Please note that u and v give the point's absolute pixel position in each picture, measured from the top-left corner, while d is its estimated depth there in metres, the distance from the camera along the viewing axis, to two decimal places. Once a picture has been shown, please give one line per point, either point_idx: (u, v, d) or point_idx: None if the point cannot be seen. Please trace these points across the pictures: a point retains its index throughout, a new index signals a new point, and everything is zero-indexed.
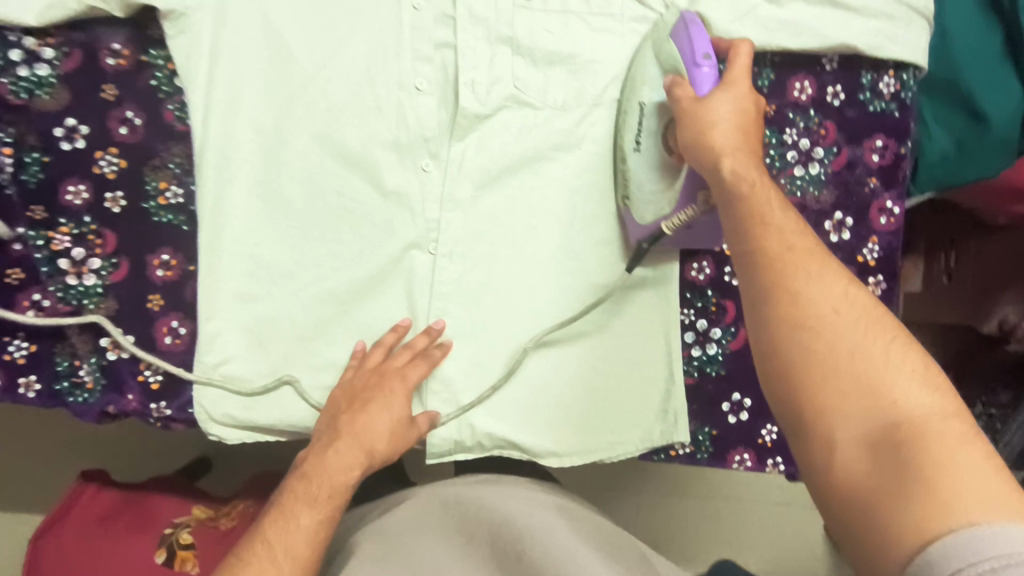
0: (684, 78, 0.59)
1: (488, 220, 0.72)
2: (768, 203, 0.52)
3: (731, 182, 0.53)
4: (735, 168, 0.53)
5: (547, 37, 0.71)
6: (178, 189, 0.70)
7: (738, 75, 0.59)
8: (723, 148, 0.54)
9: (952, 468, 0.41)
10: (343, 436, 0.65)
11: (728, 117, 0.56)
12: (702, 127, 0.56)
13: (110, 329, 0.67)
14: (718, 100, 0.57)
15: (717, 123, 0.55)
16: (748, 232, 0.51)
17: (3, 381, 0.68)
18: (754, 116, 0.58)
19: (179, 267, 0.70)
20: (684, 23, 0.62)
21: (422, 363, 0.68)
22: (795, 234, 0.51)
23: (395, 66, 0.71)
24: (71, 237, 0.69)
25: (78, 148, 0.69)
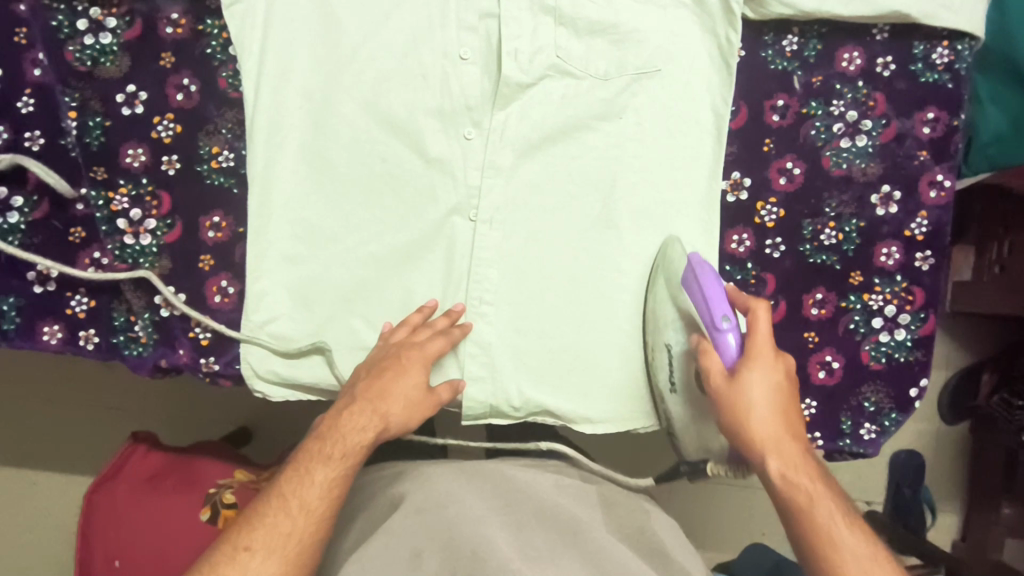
0: (706, 344, 0.62)
1: (530, 188, 0.73)
2: (821, 506, 0.57)
3: (788, 492, 0.58)
4: (786, 476, 0.58)
5: (590, 6, 0.72)
6: (229, 154, 0.73)
7: (765, 347, 0.61)
8: (770, 453, 0.59)
9: None
10: (358, 399, 0.65)
11: (771, 419, 0.60)
12: (746, 431, 0.60)
13: (160, 286, 0.69)
14: (755, 388, 0.60)
15: (761, 418, 0.59)
16: (824, 562, 0.56)
17: (65, 333, 0.71)
18: (785, 384, 0.62)
19: (229, 229, 0.72)
20: (694, 274, 0.63)
21: (443, 339, 0.68)
22: (871, 565, 0.55)
23: (440, 36, 0.72)
24: (129, 198, 0.72)
25: (137, 114, 0.72)
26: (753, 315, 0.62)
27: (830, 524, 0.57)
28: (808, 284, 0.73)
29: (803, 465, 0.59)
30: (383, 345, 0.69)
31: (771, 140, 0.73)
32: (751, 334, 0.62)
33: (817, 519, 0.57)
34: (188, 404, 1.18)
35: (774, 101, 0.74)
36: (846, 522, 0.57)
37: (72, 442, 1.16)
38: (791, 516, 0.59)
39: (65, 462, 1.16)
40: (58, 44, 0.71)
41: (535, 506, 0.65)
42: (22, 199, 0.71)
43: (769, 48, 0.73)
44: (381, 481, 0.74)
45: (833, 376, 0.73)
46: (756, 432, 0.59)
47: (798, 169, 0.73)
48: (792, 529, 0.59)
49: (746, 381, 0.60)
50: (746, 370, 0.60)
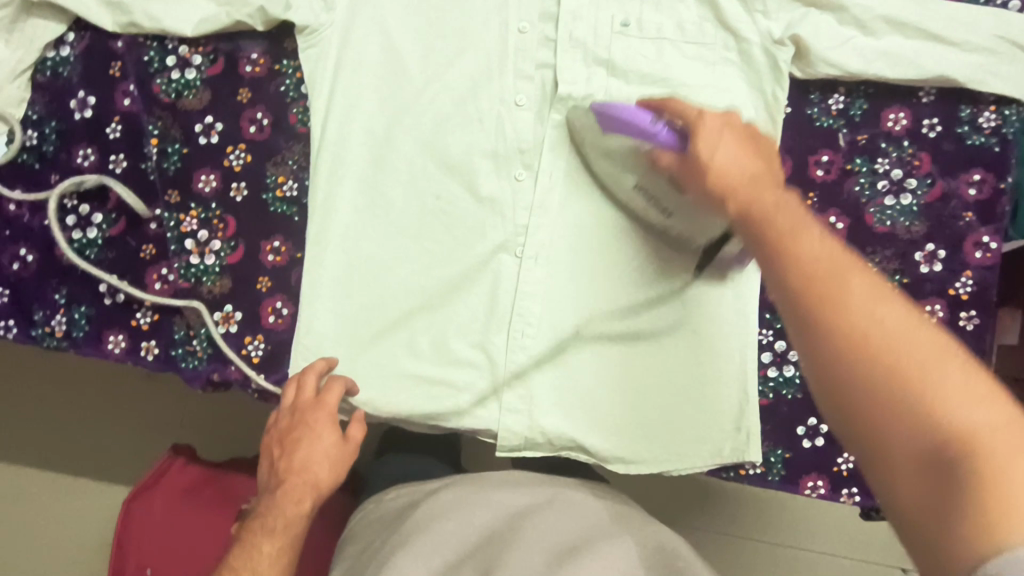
0: (653, 149, 0.61)
1: (575, 228, 0.75)
2: (878, 314, 0.43)
3: (798, 275, 0.46)
4: (781, 266, 0.48)
5: (642, 60, 0.75)
6: (294, 183, 0.77)
7: (728, 117, 0.58)
8: (779, 246, 0.48)
9: None
10: (288, 477, 0.65)
11: (774, 205, 0.51)
12: (751, 210, 0.52)
13: (205, 318, 0.74)
14: (728, 157, 0.55)
15: (740, 174, 0.54)
16: (820, 301, 0.44)
17: (127, 343, 0.75)
18: (746, 131, 0.58)
19: (287, 254, 0.76)
20: (605, 114, 0.65)
21: (338, 386, 0.68)
22: (889, 310, 0.43)
23: (498, 82, 0.76)
24: (198, 220, 0.76)
25: (212, 143, 0.77)
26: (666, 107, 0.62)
27: (883, 315, 0.43)
28: None
29: (807, 233, 0.48)
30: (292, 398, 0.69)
31: (815, 194, 0.75)
32: (698, 112, 0.59)
33: (835, 288, 0.44)
34: (230, 419, 1.20)
35: (819, 156, 0.75)
36: (867, 282, 0.45)
37: (114, 452, 1.20)
38: (834, 349, 0.43)
39: (107, 472, 1.20)
40: (148, 76, 0.78)
41: (524, 514, 0.65)
42: (102, 215, 0.77)
43: (814, 106, 0.75)
44: (385, 517, 0.72)
45: None
46: (768, 227, 0.50)
47: (841, 224, 0.74)
48: (840, 378, 0.43)
49: (722, 159, 0.55)
50: (715, 157, 0.55)
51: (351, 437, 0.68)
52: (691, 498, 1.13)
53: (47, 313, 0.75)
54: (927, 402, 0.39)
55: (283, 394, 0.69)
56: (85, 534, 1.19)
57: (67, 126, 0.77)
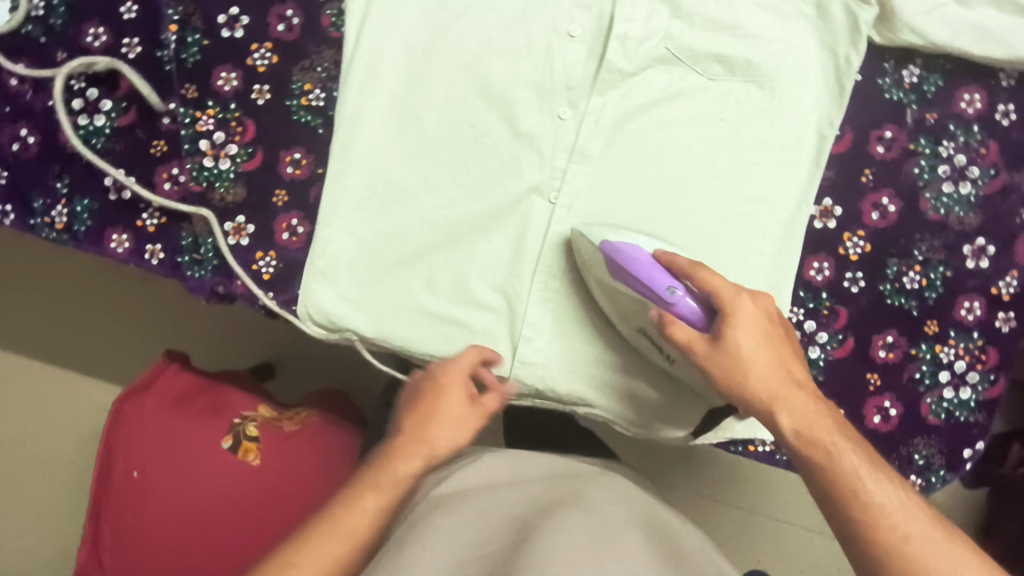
0: (667, 319, 0.61)
1: (613, 178, 0.71)
2: (862, 478, 0.55)
3: (810, 434, 0.57)
4: (801, 430, 0.58)
5: (709, 3, 0.69)
6: (321, 92, 0.71)
7: (740, 290, 0.61)
8: (776, 409, 0.58)
9: None
10: (422, 442, 0.62)
11: (769, 374, 0.59)
12: (748, 393, 0.59)
13: (215, 227, 0.70)
14: (750, 343, 0.59)
15: (764, 374, 0.59)
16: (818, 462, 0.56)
17: (132, 244, 0.71)
18: (769, 319, 0.61)
19: (308, 168, 0.72)
20: None
21: (475, 354, 0.67)
22: (857, 453, 0.56)
23: (552, 9, 0.70)
24: (215, 120, 0.71)
25: (236, 37, 0.71)
26: (692, 277, 0.60)
27: (874, 496, 0.54)
28: (880, 325, 0.71)
29: (796, 394, 0.59)
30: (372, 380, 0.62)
31: (871, 171, 0.71)
32: (721, 291, 0.60)
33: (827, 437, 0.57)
34: (228, 330, 1.19)
35: (881, 131, 0.70)
36: (852, 439, 0.57)
37: (105, 350, 1.18)
38: (826, 496, 0.56)
39: (96, 370, 1.18)
40: None
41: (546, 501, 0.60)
42: (111, 103, 0.71)
43: (886, 76, 0.70)
44: (415, 484, 0.70)
45: (888, 423, 0.71)
46: (766, 393, 0.59)
47: (893, 206, 0.71)
48: (833, 512, 0.56)
49: (750, 354, 0.59)
50: (748, 356, 0.59)
51: (482, 403, 0.64)
52: (673, 457, 1.13)
53: (47, 203, 0.71)
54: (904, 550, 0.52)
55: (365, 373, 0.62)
56: (71, 428, 1.19)
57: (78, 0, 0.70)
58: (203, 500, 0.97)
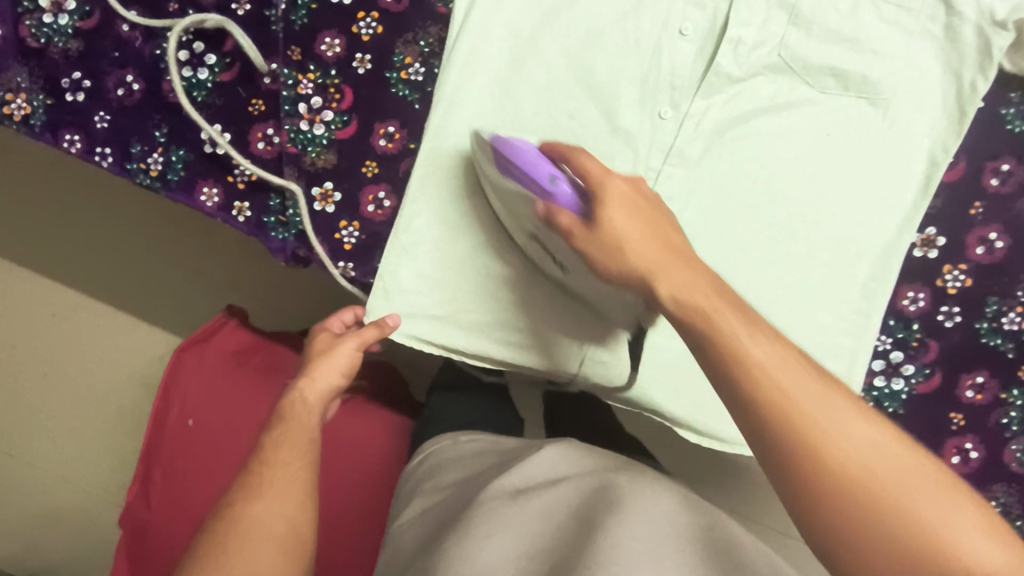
0: (547, 209, 0.56)
1: (709, 184, 0.69)
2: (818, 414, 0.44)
3: (695, 302, 0.50)
4: (683, 295, 0.50)
5: (832, 14, 0.67)
6: (420, 67, 0.71)
7: (644, 198, 0.56)
8: (663, 280, 0.51)
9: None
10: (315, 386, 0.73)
11: (689, 279, 0.51)
12: (734, 361, 0.46)
13: (298, 200, 0.70)
14: (622, 221, 0.54)
15: (662, 249, 0.53)
16: (788, 445, 0.44)
17: (221, 199, 0.72)
18: (646, 197, 0.57)
19: (401, 142, 0.71)
20: None
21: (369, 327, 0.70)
22: (880, 445, 0.43)
23: (666, 5, 0.68)
24: (314, 85, 0.71)
25: (344, 4, 0.71)
26: (572, 160, 0.57)
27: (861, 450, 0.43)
28: (971, 364, 0.68)
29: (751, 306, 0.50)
30: (345, 360, 0.73)
31: (981, 205, 0.67)
32: (610, 182, 0.56)
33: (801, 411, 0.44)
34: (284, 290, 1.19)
35: (999, 164, 0.67)
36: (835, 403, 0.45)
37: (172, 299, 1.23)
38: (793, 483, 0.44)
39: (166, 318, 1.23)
40: None
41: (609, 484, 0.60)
42: (215, 58, 0.71)
43: (1010, 107, 0.67)
44: (464, 462, 0.77)
45: (967, 466, 0.68)
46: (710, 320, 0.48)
47: (1001, 243, 0.67)
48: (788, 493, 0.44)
49: (627, 228, 0.54)
50: (624, 236, 0.54)
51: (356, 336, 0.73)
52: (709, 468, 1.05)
53: (144, 149, 0.72)
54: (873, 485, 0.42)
55: (342, 346, 0.72)
56: None
57: None
58: (241, 460, 0.99)
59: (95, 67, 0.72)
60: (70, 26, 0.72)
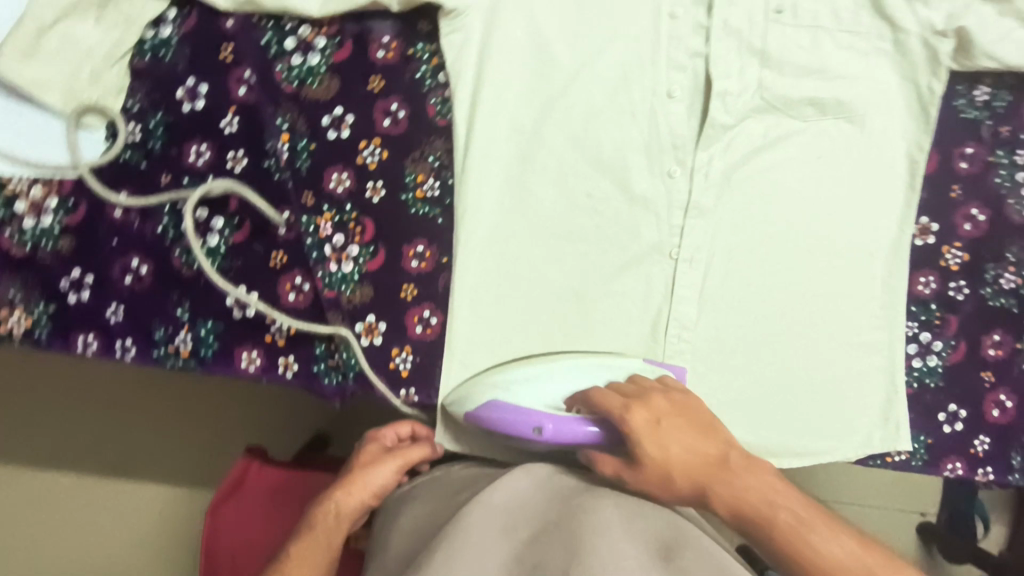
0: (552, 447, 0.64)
1: (727, 226, 0.74)
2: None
3: (750, 515, 0.57)
4: (738, 514, 0.57)
5: (797, 51, 0.73)
6: (434, 182, 0.71)
7: (681, 416, 0.61)
8: (718, 499, 0.58)
9: None
10: (353, 492, 0.69)
11: (754, 488, 0.57)
12: (808, 564, 0.54)
13: (354, 347, 0.68)
14: (682, 450, 0.59)
15: (704, 468, 0.59)
16: (757, 518, 0.56)
17: (263, 361, 0.69)
18: (685, 407, 0.62)
19: (432, 258, 0.71)
20: None
21: (417, 450, 0.72)
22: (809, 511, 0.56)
23: (650, 74, 0.72)
24: (333, 224, 0.70)
25: (343, 138, 0.70)
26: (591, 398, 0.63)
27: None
28: (987, 326, 0.76)
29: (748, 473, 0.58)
30: (382, 484, 0.69)
31: (959, 187, 0.76)
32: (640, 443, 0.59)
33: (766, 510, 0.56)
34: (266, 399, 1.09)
35: (964, 149, 0.75)
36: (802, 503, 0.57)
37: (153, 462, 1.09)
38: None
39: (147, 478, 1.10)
40: (267, 62, 0.69)
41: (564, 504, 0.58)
42: (223, 220, 0.69)
43: (961, 97, 0.75)
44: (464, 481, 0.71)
45: (1006, 414, 0.76)
46: (767, 528, 0.56)
47: (983, 216, 0.76)
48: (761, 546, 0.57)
49: (679, 455, 0.59)
50: (666, 458, 0.59)
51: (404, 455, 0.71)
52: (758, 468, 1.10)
53: (168, 331, 0.68)
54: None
55: (381, 471, 0.69)
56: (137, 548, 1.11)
57: (174, 119, 0.68)
58: None
59: (96, 260, 0.67)
60: (55, 224, 0.67)
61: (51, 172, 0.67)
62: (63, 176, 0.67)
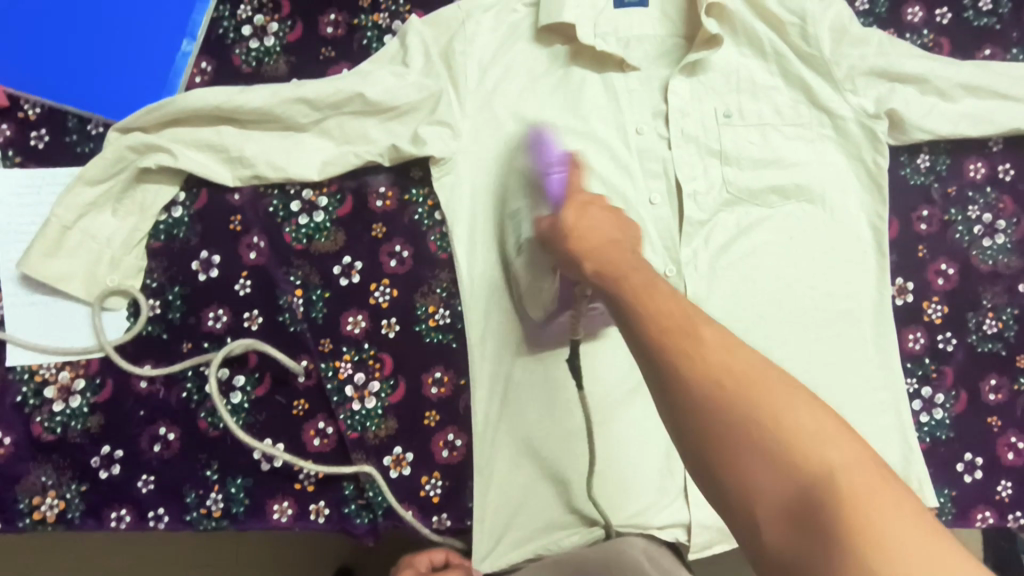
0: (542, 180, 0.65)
1: (721, 314, 0.77)
2: (758, 370, 0.40)
3: (611, 269, 0.50)
4: (602, 266, 0.51)
5: (750, 147, 0.80)
6: (446, 311, 0.75)
7: (588, 201, 0.57)
8: (589, 257, 0.52)
9: (783, 409, 0.38)
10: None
11: (637, 273, 0.48)
12: (649, 310, 0.44)
13: (381, 483, 0.69)
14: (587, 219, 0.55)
15: (601, 240, 0.53)
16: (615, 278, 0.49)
17: (294, 509, 0.70)
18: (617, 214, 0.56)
19: (451, 383, 0.73)
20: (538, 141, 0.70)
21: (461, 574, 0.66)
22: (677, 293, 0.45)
23: (629, 188, 0.79)
24: (353, 363, 0.72)
25: (355, 283, 0.74)
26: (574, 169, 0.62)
27: (797, 420, 0.38)
28: (983, 372, 0.79)
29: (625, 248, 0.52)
30: None
31: (924, 247, 0.81)
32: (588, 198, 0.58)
33: (660, 298, 0.45)
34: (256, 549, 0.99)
35: (920, 212, 0.82)
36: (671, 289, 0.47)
37: None
38: (706, 474, 0.40)
39: None
40: (276, 226, 0.75)
41: None
42: (244, 377, 0.72)
43: (906, 166, 0.82)
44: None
45: (1021, 456, 0.78)
46: (628, 293, 0.46)
47: (952, 270, 0.81)
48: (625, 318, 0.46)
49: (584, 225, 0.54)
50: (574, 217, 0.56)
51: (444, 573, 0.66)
52: None
53: (199, 493, 0.70)
54: (786, 441, 0.37)
55: None
56: None
57: (191, 290, 0.73)
58: None
59: (125, 434, 0.70)
60: (84, 405, 0.70)
61: (79, 355, 0.71)
62: (89, 356, 0.71)
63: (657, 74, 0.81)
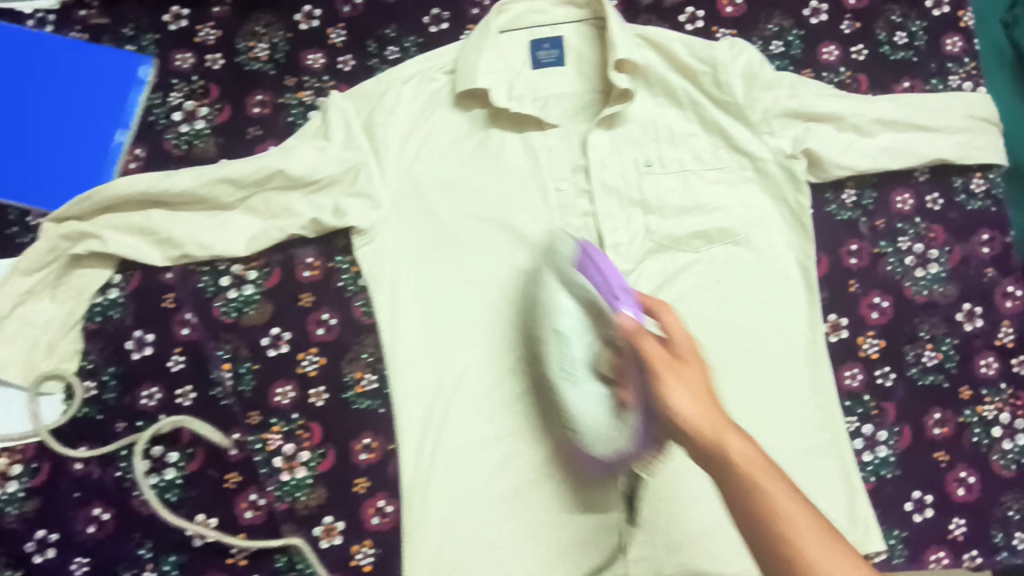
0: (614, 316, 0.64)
1: None
2: (750, 462, 0.52)
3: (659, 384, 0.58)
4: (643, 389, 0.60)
5: (672, 194, 0.81)
6: (372, 376, 0.76)
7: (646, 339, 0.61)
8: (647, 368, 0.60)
9: (775, 502, 0.49)
10: None
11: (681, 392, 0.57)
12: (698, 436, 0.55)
13: (310, 555, 0.71)
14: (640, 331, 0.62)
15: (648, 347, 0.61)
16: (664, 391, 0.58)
17: None
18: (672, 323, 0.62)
19: (380, 448, 0.75)
20: (588, 258, 0.69)
21: None
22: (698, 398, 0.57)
23: (551, 243, 0.80)
24: (282, 435, 0.74)
25: (284, 353, 0.76)
26: (656, 316, 0.64)
27: (771, 492, 0.49)
28: (925, 406, 0.78)
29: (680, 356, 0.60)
30: None
31: (855, 281, 0.81)
32: (660, 369, 0.59)
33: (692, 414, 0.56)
34: None
35: (849, 246, 0.82)
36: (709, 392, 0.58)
37: None
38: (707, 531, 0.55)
39: None
40: (206, 302, 0.77)
41: None
42: (177, 453, 0.74)
43: (831, 203, 0.83)
44: None
45: (973, 492, 0.77)
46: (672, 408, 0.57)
47: (886, 302, 0.80)
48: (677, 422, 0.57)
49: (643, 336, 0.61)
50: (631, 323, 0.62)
51: None
52: None
53: (134, 573, 0.71)
54: (778, 518, 0.48)
55: None
56: None
57: (126, 369, 0.75)
58: None
59: (60, 516, 0.71)
60: (20, 489, 0.72)
61: (15, 441, 0.72)
62: (26, 441, 0.73)
63: (576, 129, 0.83)
